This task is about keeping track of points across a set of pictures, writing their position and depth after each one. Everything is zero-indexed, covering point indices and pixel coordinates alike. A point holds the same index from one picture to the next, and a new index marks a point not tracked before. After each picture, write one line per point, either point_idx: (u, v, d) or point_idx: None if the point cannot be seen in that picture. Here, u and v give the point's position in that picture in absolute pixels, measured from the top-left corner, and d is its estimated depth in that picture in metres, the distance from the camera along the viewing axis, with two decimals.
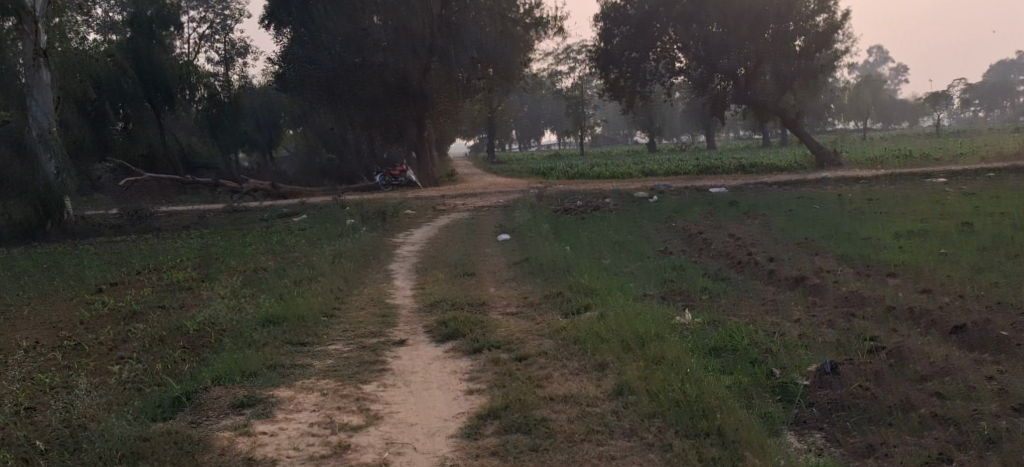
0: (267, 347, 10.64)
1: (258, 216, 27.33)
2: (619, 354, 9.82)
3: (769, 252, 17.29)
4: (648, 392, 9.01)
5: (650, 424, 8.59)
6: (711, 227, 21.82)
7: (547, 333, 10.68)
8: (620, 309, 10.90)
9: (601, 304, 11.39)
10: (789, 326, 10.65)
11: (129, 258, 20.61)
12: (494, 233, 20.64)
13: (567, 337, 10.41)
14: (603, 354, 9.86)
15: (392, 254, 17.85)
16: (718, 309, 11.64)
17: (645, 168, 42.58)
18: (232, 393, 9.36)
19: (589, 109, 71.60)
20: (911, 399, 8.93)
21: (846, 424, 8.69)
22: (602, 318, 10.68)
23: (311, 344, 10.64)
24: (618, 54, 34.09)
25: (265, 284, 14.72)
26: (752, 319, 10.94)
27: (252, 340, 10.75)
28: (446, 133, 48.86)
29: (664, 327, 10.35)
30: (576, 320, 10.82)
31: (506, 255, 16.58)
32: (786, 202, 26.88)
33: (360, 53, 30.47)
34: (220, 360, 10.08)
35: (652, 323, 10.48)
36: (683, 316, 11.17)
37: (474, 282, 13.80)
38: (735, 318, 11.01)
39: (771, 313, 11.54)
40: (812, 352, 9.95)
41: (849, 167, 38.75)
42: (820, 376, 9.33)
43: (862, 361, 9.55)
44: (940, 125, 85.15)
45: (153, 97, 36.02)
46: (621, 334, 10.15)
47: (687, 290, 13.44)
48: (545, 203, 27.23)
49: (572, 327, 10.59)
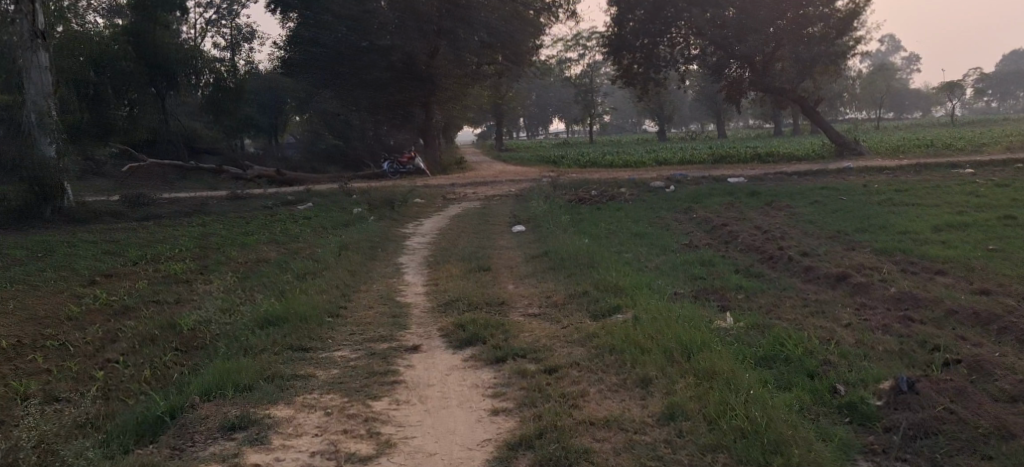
0: (265, 355, 9.69)
1: (263, 204, 26.40)
2: (663, 367, 8.89)
3: (801, 246, 16.31)
4: (704, 417, 8.05)
5: (711, 460, 7.61)
6: (734, 219, 20.86)
7: (575, 339, 9.75)
8: (656, 312, 9.95)
9: (634, 304, 10.44)
10: (843, 333, 9.69)
11: (129, 247, 19.70)
12: (507, 223, 19.70)
13: (601, 344, 9.46)
14: (643, 367, 8.92)
15: (403, 246, 16.88)
16: (759, 310, 10.69)
17: (659, 156, 41.59)
18: (222, 413, 8.41)
19: (599, 97, 70.59)
20: (1010, 425, 7.92)
21: (933, 455, 7.75)
22: (638, 323, 9.74)
23: (314, 350, 9.70)
24: (630, 38, 32.87)
25: (267, 279, 13.79)
26: (799, 323, 9.98)
27: (250, 345, 9.82)
28: (455, 120, 47.94)
29: (708, 334, 9.40)
30: (608, 325, 9.88)
31: (522, 249, 15.64)
32: (809, 192, 25.84)
33: (368, 37, 29.51)
34: (209, 371, 9.14)
35: (694, 328, 9.55)
36: (723, 318, 10.21)
37: (490, 278, 12.84)
38: (782, 321, 10.04)
39: (817, 315, 10.59)
40: (874, 365, 9.01)
41: (869, 156, 37.68)
42: (895, 396, 8.39)
43: (941, 379, 8.62)
44: (953, 114, 83.94)
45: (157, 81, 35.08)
46: (662, 343, 9.21)
47: (721, 288, 12.49)
48: (560, 192, 26.27)
49: (606, 333, 9.66)
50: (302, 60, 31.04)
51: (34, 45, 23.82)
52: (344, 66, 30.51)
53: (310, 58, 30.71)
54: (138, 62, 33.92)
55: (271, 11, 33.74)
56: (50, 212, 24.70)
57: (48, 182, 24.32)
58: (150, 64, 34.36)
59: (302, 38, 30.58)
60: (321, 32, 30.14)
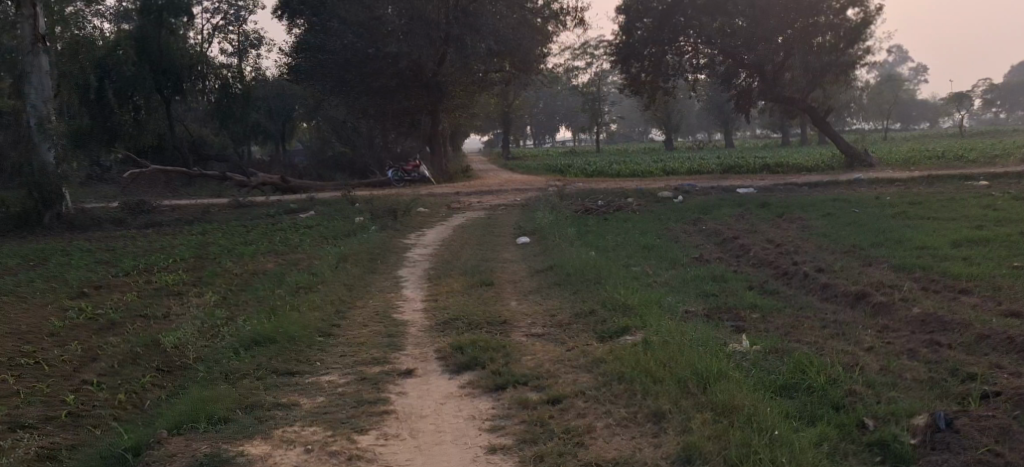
0: (247, 381, 9.16)
1: (264, 212, 25.89)
2: (677, 399, 8.30)
3: (817, 261, 15.73)
4: (724, 460, 7.46)
5: None
6: (746, 232, 20.28)
7: (581, 364, 9.18)
8: (667, 334, 9.38)
9: (643, 325, 9.84)
10: (867, 358, 9.09)
11: (124, 256, 19.19)
12: (512, 235, 19.13)
13: (608, 371, 8.88)
14: (656, 399, 8.34)
15: (403, 258, 16.31)
16: (776, 332, 10.10)
17: (667, 166, 41.01)
18: (192, 449, 7.85)
19: (606, 105, 70.06)
20: None
21: None
22: (649, 347, 9.15)
23: (300, 375, 9.16)
24: (639, 46, 32.22)
25: (262, 293, 13.25)
26: (821, 348, 9.38)
27: (231, 369, 9.28)
28: (461, 128, 47.46)
29: (724, 360, 8.82)
30: (616, 349, 9.30)
31: (528, 262, 15.07)
32: (822, 204, 25.23)
33: (374, 43, 28.98)
34: (184, 400, 8.61)
35: (710, 354, 8.97)
36: (739, 341, 9.62)
37: (492, 294, 12.25)
38: (803, 345, 9.45)
39: (838, 337, 10.00)
40: (903, 399, 8.42)
41: (881, 167, 37.04)
42: (933, 434, 7.81)
43: (982, 414, 8.02)
44: (962, 125, 83.18)
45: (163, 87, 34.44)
46: (675, 371, 8.63)
47: (735, 307, 11.91)
48: (566, 202, 25.70)
49: (614, 358, 9.08)
50: (307, 66, 30.57)
51: (36, 48, 23.33)
52: (349, 72, 30.00)
53: (316, 64, 30.26)
54: (144, 67, 33.34)
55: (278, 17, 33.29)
56: (49, 218, 24.10)
57: (48, 188, 23.83)
58: (154, 69, 33.78)
59: (307, 44, 30.15)
60: (327, 38, 29.69)
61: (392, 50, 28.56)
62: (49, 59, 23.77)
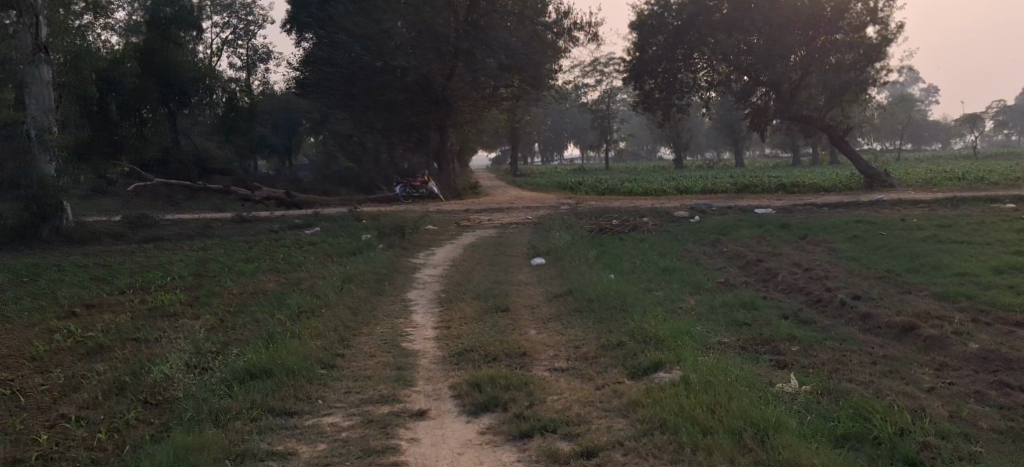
0: (239, 422, 8.35)
1: (268, 227, 25.07)
2: (732, 456, 7.43)
3: (851, 288, 14.88)
4: None
5: None
6: (769, 255, 19.43)
7: (614, 408, 8.34)
8: (711, 375, 8.54)
9: (680, 361, 8.99)
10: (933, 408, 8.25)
11: (121, 273, 18.36)
12: (526, 255, 18.30)
13: (646, 417, 8.03)
14: (706, 455, 7.47)
15: (412, 279, 15.48)
16: (822, 370, 9.26)
17: (680, 184, 40.17)
18: None
19: (615, 123, 69.26)
20: None
21: None
22: (690, 389, 8.30)
23: (297, 416, 8.36)
24: (654, 63, 31.47)
25: (262, 317, 12.40)
26: (880, 394, 8.53)
27: (223, 409, 8.48)
28: (470, 143, 46.75)
29: (777, 409, 7.95)
30: (651, 391, 8.44)
31: (544, 285, 14.22)
32: (843, 225, 24.34)
33: (383, 56, 28.26)
34: (167, 445, 7.81)
35: (760, 401, 8.11)
36: (786, 383, 8.76)
37: (509, 321, 11.37)
38: (859, 390, 8.60)
39: (893, 378, 9.15)
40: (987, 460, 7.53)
41: (900, 188, 36.18)
42: None
43: None
44: (976, 147, 82.18)
45: (168, 99, 34.05)
46: (723, 420, 7.77)
47: (772, 338, 11.06)
48: (580, 220, 24.89)
49: (651, 402, 8.22)
50: (316, 80, 29.85)
51: (37, 58, 22.55)
52: (358, 86, 29.29)
53: (324, 78, 29.57)
54: (151, 80, 32.88)
55: (286, 31, 32.65)
56: (48, 231, 23.22)
57: (48, 202, 22.92)
58: (161, 82, 33.23)
59: (316, 57, 29.50)
60: (335, 51, 29.02)
61: (402, 64, 27.83)
62: (53, 69, 23.03)
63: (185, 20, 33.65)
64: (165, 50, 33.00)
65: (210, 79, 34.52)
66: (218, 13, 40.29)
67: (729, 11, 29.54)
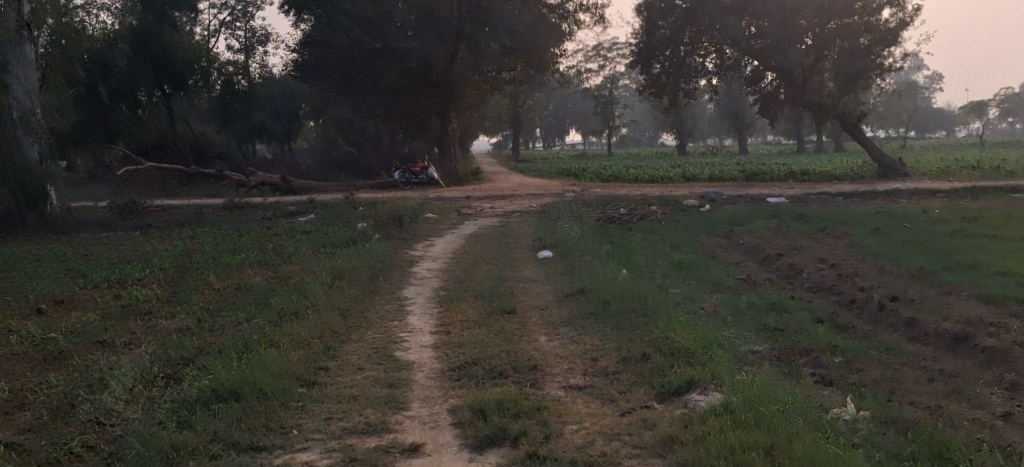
0: (195, 459, 7.47)
1: (261, 215, 23.89)
2: None
3: (886, 287, 13.72)
4: None
5: None
6: (792, 249, 18.26)
7: (646, 445, 7.45)
8: (759, 406, 7.60)
9: (717, 387, 8.07)
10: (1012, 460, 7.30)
11: (99, 265, 17.17)
12: (531, 248, 17.15)
13: (686, 459, 7.15)
14: None
15: (409, 274, 14.36)
16: (882, 399, 8.32)
17: (687, 171, 38.94)
18: None
19: (619, 109, 67.85)
20: None
21: None
22: (739, 426, 7.39)
23: (265, 453, 7.53)
24: (660, 46, 29.91)
25: (241, 320, 11.36)
26: (948, 437, 7.60)
27: (179, 440, 7.61)
28: (471, 128, 45.42)
29: (840, 454, 7.04)
30: (695, 424, 7.54)
31: (554, 283, 13.10)
32: (861, 217, 22.93)
33: (382, 38, 27.00)
34: None
35: (819, 442, 7.19)
36: (841, 413, 7.88)
37: (516, 325, 10.30)
38: (930, 429, 7.68)
39: (957, 411, 8.17)
40: None
41: (915, 177, 34.91)
42: None
43: None
44: (983, 135, 80.75)
45: (163, 81, 32.05)
46: None
47: (810, 347, 9.99)
48: (586, 209, 23.69)
49: (695, 440, 7.31)
50: (312, 63, 28.60)
51: (20, 36, 21.33)
52: (357, 70, 28.11)
53: (321, 61, 28.33)
54: (145, 63, 31.13)
55: (284, 12, 31.39)
56: (34, 216, 22.28)
57: (33, 187, 21.80)
58: (157, 65, 31.42)
59: (313, 39, 28.30)
60: (333, 32, 27.85)
61: (400, 46, 26.55)
62: (35, 48, 21.87)
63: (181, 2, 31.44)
64: (161, 33, 31.00)
65: (206, 62, 32.84)
66: None
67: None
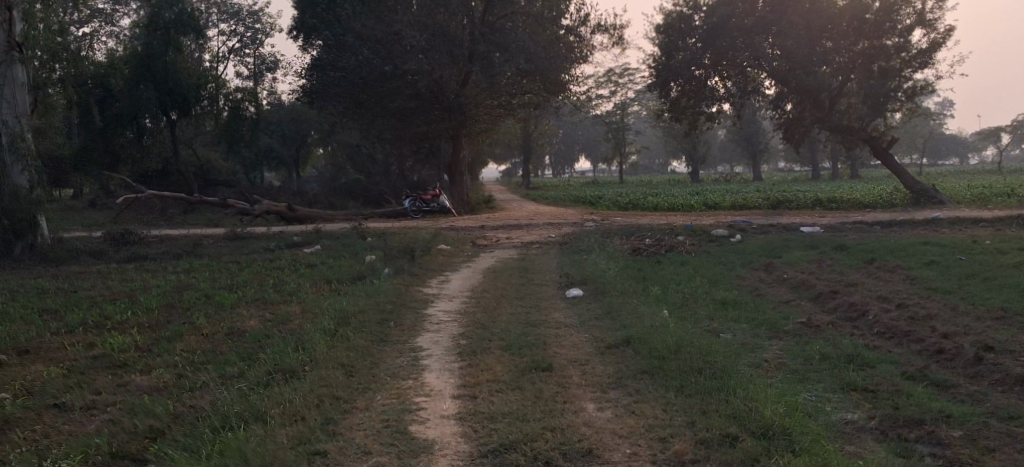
0: None
1: (264, 244, 22.24)
2: None
3: (974, 335, 11.84)
4: None
5: None
6: (844, 285, 16.38)
7: None
8: None
9: None
10: None
11: (79, 303, 15.44)
12: (557, 285, 15.40)
13: None
14: None
15: (423, 317, 12.56)
16: None
17: (709, 199, 37.07)
18: None
19: (630, 135, 65.99)
20: None
21: None
22: None
23: None
24: (681, 68, 27.20)
25: (226, 380, 9.72)
26: None
27: None
28: (481, 156, 43.71)
29: None
30: None
31: (593, 329, 11.38)
32: (909, 245, 21.04)
33: (393, 60, 25.42)
34: None
35: None
36: None
37: (550, 388, 8.96)
38: None
39: None
40: None
41: (950, 204, 32.93)
42: None
43: None
44: (1001, 160, 78.44)
45: (169, 108, 30.20)
46: None
47: (909, 405, 8.93)
48: (610, 240, 21.87)
49: None
50: (319, 86, 26.89)
51: (12, 57, 19.73)
52: (366, 93, 26.52)
53: (329, 83, 26.62)
54: (150, 89, 29.27)
55: (292, 34, 29.82)
56: (21, 248, 20.10)
57: (20, 215, 19.87)
58: (162, 91, 29.54)
59: (319, 61, 26.57)
60: (341, 54, 26.28)
61: (411, 68, 24.82)
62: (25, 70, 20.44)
63: (189, 24, 29.68)
64: (166, 57, 29.19)
65: (211, 86, 31.11)
66: (224, 22, 37.38)
67: (764, 11, 26.08)
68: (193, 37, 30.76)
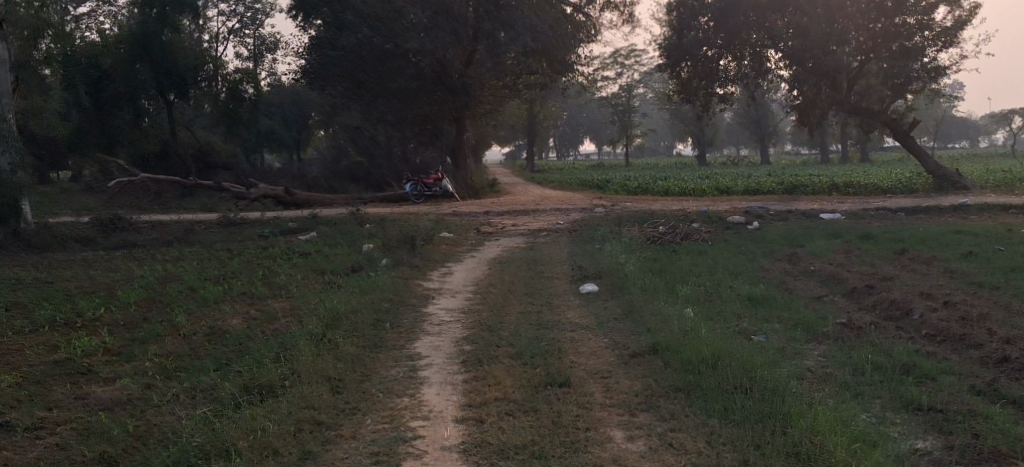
0: None
1: (259, 230, 21.07)
2: None
3: None
4: None
5: None
6: (880, 280, 15.07)
7: None
8: None
9: None
10: None
11: (54, 296, 14.27)
12: (568, 278, 14.18)
13: None
14: None
15: (424, 317, 11.35)
16: None
17: (720, 183, 35.68)
18: None
19: (637, 118, 64.51)
20: None
21: None
22: None
23: None
24: (690, 49, 25.60)
25: (201, 394, 8.65)
26: None
27: None
28: (485, 138, 42.33)
29: None
30: None
31: (614, 334, 10.19)
32: (941, 233, 19.69)
33: (394, 38, 24.08)
34: None
35: None
36: None
37: (567, 412, 7.91)
38: None
39: None
40: None
41: (974, 189, 31.52)
42: None
43: None
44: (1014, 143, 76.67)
45: (166, 89, 28.87)
46: None
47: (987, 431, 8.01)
48: (623, 228, 20.60)
49: None
50: (317, 65, 25.47)
51: None
52: (366, 74, 25.19)
53: (328, 62, 25.29)
54: (145, 69, 27.87)
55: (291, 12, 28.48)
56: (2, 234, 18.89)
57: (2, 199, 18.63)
58: (159, 71, 28.20)
59: (319, 39, 25.23)
60: (340, 32, 24.92)
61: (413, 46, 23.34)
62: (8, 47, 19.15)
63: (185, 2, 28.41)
64: (161, 36, 27.75)
65: (211, 65, 29.72)
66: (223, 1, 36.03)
67: None
68: (190, 14, 29.34)
